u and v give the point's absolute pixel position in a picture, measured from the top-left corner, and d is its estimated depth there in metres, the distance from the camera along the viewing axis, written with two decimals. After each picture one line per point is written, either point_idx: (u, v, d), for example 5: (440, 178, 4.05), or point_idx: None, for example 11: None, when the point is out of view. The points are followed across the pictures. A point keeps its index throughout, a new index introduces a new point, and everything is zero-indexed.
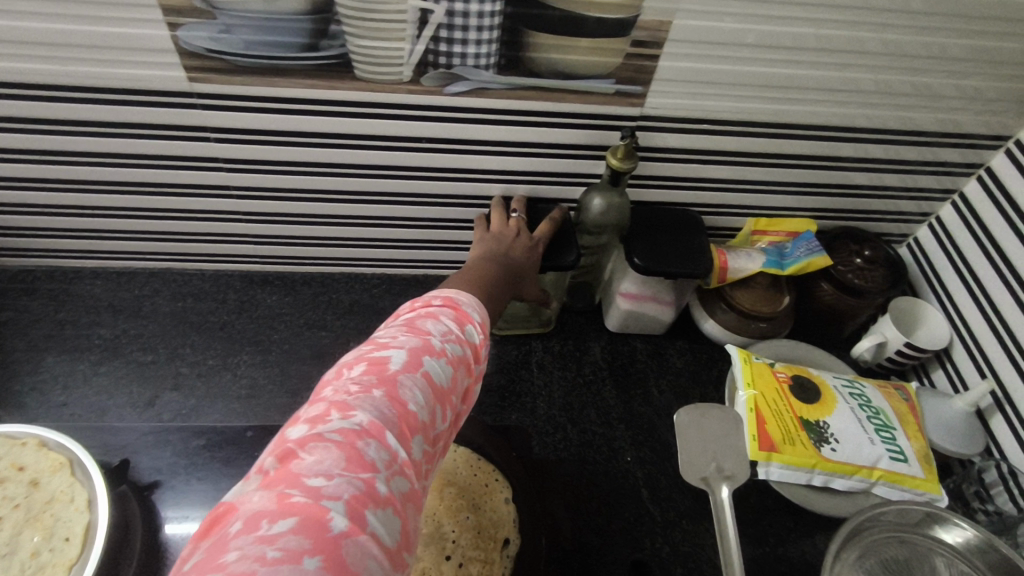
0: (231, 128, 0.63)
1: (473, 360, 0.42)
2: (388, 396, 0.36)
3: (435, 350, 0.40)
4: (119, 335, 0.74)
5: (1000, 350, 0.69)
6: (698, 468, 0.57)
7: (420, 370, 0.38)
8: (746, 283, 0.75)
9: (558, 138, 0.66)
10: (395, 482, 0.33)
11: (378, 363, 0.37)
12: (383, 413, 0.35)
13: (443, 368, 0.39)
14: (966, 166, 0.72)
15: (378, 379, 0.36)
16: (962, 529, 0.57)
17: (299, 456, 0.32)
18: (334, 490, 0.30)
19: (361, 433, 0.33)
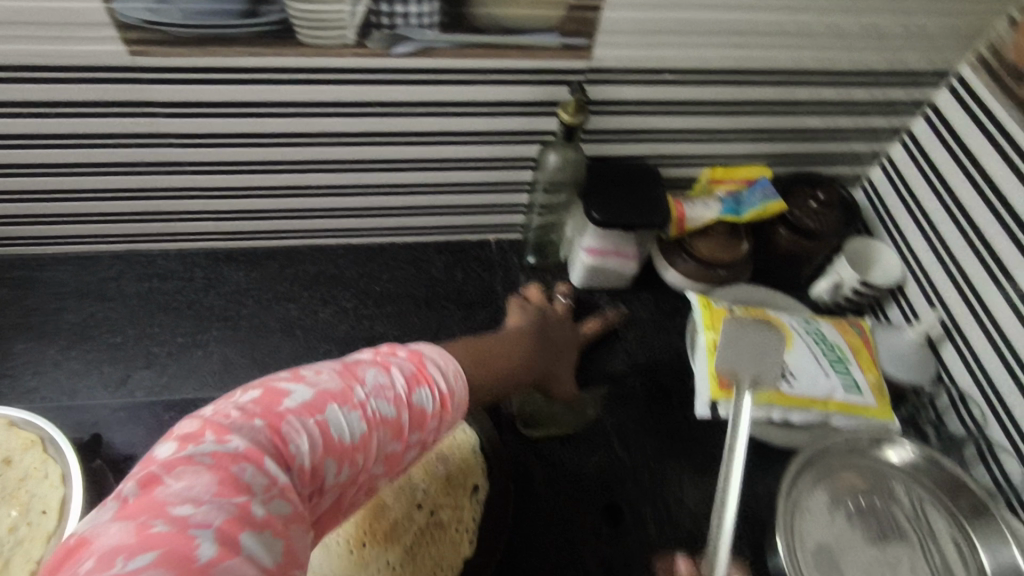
0: (178, 102, 0.63)
1: (394, 424, 0.46)
2: (271, 429, 0.42)
3: (346, 401, 0.45)
4: (86, 319, 0.75)
5: (948, 281, 0.72)
6: (734, 365, 0.62)
7: (317, 414, 0.44)
8: (705, 232, 0.76)
9: (509, 95, 0.66)
10: (272, 504, 0.39)
11: (273, 396, 0.44)
12: (262, 444, 0.41)
13: (342, 418, 0.44)
14: (912, 103, 0.74)
15: (263, 412, 0.43)
16: (903, 448, 0.63)
17: (167, 482, 0.37)
18: (202, 518, 0.36)
19: (237, 458, 0.39)
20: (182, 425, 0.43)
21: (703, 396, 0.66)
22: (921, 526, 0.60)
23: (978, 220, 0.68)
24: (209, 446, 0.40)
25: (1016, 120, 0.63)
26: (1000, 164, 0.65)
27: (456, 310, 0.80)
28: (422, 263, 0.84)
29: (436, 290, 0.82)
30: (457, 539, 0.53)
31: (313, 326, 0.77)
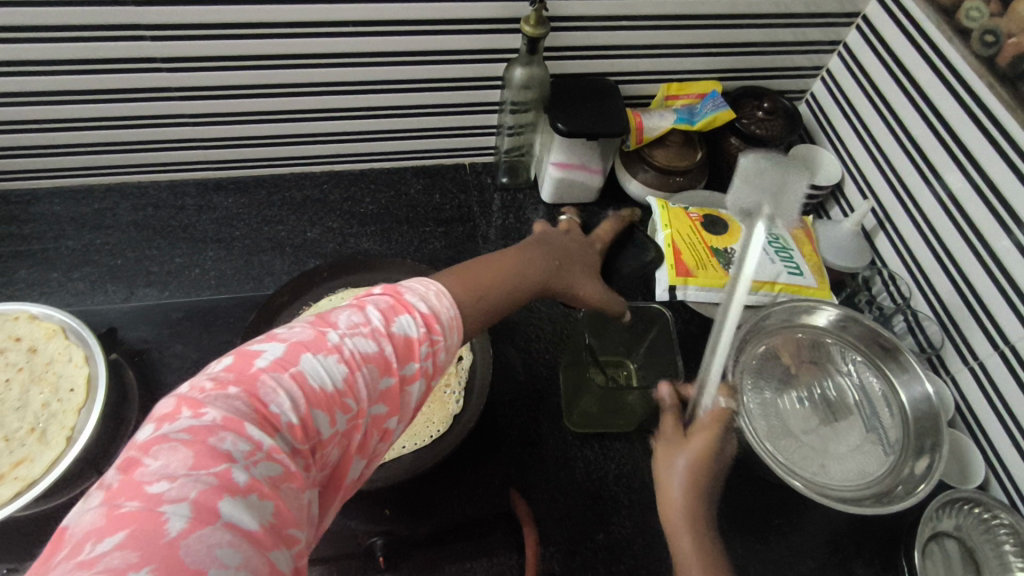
0: (165, 24, 0.67)
1: (378, 360, 0.43)
2: (247, 394, 0.38)
3: (323, 347, 0.42)
4: (86, 245, 0.79)
5: (880, 177, 0.80)
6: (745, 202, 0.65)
7: (291, 368, 0.40)
8: (661, 142, 0.83)
9: (474, 13, 0.71)
10: (258, 469, 0.35)
11: (244, 360, 0.40)
12: (238, 407, 0.37)
13: (320, 366, 0.41)
14: (845, 15, 0.80)
15: (237, 378, 0.39)
16: (825, 310, 0.71)
17: (144, 462, 0.33)
18: (177, 492, 0.32)
19: (214, 430, 0.35)
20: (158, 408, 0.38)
21: (662, 282, 0.73)
22: (854, 379, 0.69)
23: (905, 119, 0.75)
24: (186, 422, 0.36)
25: (933, 21, 0.70)
26: (922, 64, 0.71)
27: (436, 228, 0.86)
28: (401, 186, 0.89)
29: (417, 211, 0.87)
30: (445, 399, 0.61)
31: (303, 245, 0.82)
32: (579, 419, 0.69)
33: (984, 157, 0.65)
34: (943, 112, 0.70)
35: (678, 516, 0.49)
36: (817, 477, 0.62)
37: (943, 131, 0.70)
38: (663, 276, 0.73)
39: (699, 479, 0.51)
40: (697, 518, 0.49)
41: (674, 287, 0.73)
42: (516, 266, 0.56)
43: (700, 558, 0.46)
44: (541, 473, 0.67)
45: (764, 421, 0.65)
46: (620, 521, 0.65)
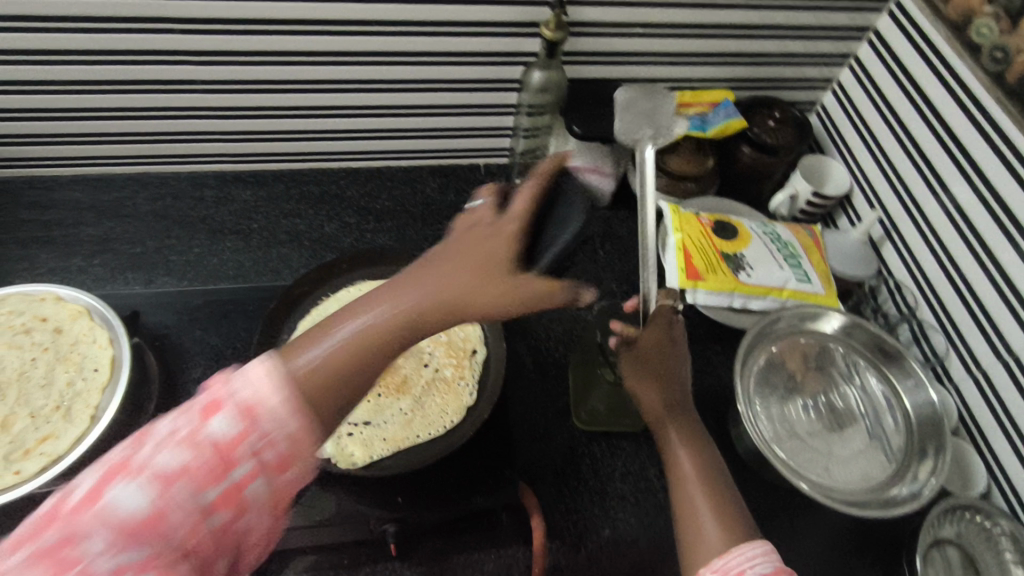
0: (194, 17, 0.69)
1: (211, 467, 0.34)
2: (54, 541, 0.32)
3: (130, 472, 0.33)
4: (107, 232, 0.81)
5: (887, 188, 0.81)
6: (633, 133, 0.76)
7: (97, 501, 0.33)
8: (674, 149, 0.84)
9: (495, 16, 0.73)
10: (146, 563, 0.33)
11: (55, 500, 0.33)
12: (44, 558, 0.31)
13: (127, 493, 0.33)
14: (856, 29, 0.82)
15: (41, 523, 0.32)
16: (830, 316, 0.72)
17: None
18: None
19: (64, 552, 0.31)
20: None
21: (672, 284, 0.74)
22: (858, 385, 0.70)
23: (913, 132, 0.77)
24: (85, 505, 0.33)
25: (944, 38, 0.71)
26: (932, 79, 0.73)
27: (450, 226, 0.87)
28: (416, 184, 0.91)
29: (431, 209, 0.89)
30: (459, 391, 0.63)
31: (319, 239, 0.84)
32: (589, 416, 0.71)
33: (991, 170, 0.67)
34: (951, 126, 0.71)
35: (673, 440, 0.54)
36: (822, 480, 0.63)
37: (951, 144, 0.71)
38: (673, 279, 0.74)
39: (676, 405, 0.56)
40: (689, 437, 0.54)
41: (683, 290, 0.74)
42: (485, 277, 0.40)
43: (702, 483, 0.50)
44: (549, 467, 0.68)
45: (770, 423, 0.66)
46: (625, 517, 0.66)
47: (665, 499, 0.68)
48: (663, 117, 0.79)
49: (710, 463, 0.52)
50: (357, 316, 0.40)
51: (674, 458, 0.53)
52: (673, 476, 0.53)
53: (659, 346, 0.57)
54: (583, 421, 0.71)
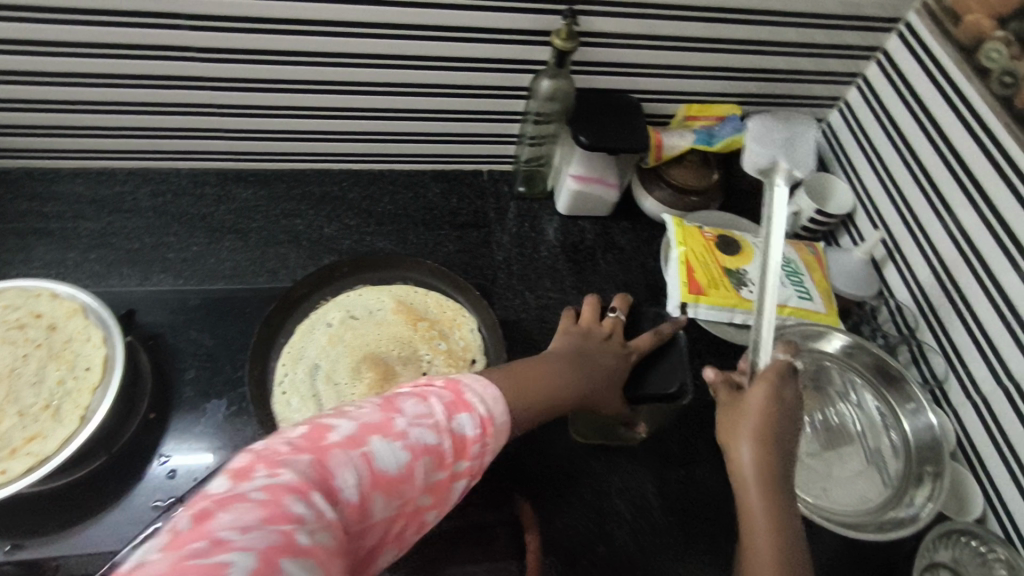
0: (203, 14, 0.68)
1: (445, 455, 0.47)
2: (319, 463, 0.42)
3: (391, 431, 0.46)
4: (105, 227, 0.80)
5: (891, 208, 0.81)
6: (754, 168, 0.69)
7: (362, 447, 0.44)
8: (679, 162, 0.84)
9: (505, 23, 0.73)
10: (313, 537, 0.38)
11: (318, 432, 0.43)
12: (307, 473, 0.41)
13: (387, 450, 0.45)
14: (865, 49, 0.82)
15: (311, 446, 0.43)
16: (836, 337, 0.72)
17: (217, 514, 0.37)
18: (243, 544, 0.35)
19: (287, 492, 0.39)
20: (242, 458, 0.43)
21: (674, 299, 0.74)
22: (859, 407, 0.70)
23: (918, 151, 0.76)
24: (262, 480, 0.40)
25: (952, 58, 0.71)
26: (940, 101, 0.73)
27: (452, 232, 0.87)
28: (419, 189, 0.90)
29: (433, 214, 0.88)
30: None
31: (319, 240, 0.83)
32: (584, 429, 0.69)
33: (997, 194, 0.67)
34: (956, 146, 0.71)
35: (755, 503, 0.49)
36: (818, 500, 0.63)
37: (955, 165, 0.71)
38: (675, 293, 0.74)
39: (769, 447, 0.51)
40: (774, 505, 0.49)
41: (685, 304, 0.73)
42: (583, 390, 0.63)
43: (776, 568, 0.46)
44: (545, 481, 0.67)
45: None
46: (620, 533, 0.66)
47: (660, 517, 0.67)
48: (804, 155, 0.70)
49: (790, 540, 0.48)
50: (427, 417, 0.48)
51: (744, 491, 0.50)
52: (746, 552, 0.48)
53: (767, 407, 0.53)
54: (582, 436, 0.70)
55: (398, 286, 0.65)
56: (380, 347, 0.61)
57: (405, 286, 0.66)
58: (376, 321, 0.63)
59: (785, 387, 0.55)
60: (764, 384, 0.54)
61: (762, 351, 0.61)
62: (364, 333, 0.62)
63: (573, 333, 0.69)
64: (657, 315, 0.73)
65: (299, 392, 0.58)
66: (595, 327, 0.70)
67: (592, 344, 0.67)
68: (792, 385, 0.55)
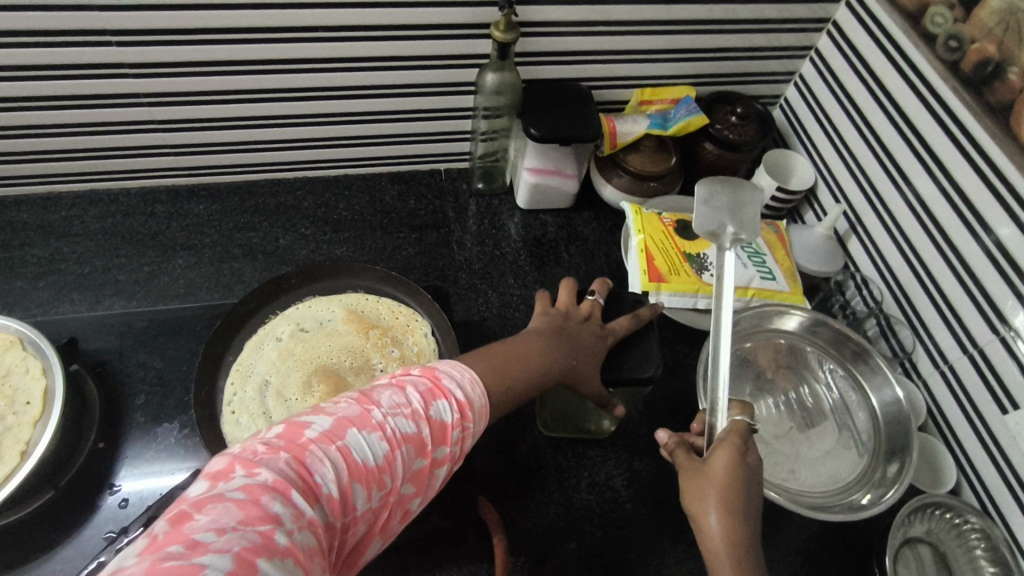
0: (131, 28, 0.66)
1: (422, 441, 0.46)
2: (297, 460, 0.40)
3: (369, 423, 0.44)
4: (53, 253, 0.78)
5: (851, 182, 0.80)
6: (711, 225, 0.66)
7: (339, 442, 0.43)
8: (635, 148, 0.83)
9: (444, 18, 0.71)
10: (295, 534, 0.36)
11: (296, 430, 0.42)
12: (288, 472, 0.39)
13: (364, 443, 0.43)
14: (816, 21, 0.81)
15: (288, 444, 0.41)
16: (795, 316, 0.71)
17: (195, 517, 0.35)
18: (223, 544, 0.33)
19: (266, 490, 0.38)
20: (214, 464, 0.40)
21: (634, 288, 0.73)
22: (826, 383, 0.69)
23: (873, 122, 0.76)
24: (238, 481, 0.38)
25: (899, 26, 0.70)
26: (892, 70, 0.72)
27: (410, 234, 0.85)
28: (375, 192, 0.89)
29: (391, 217, 0.87)
30: None
31: (274, 252, 0.81)
32: (550, 422, 0.69)
33: (951, 162, 0.66)
34: (908, 114, 0.70)
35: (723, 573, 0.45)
36: (787, 484, 0.62)
37: (908, 133, 0.71)
38: (635, 282, 0.73)
39: (735, 511, 0.47)
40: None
41: (646, 293, 0.72)
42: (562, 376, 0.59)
43: None
44: (513, 482, 0.66)
45: None
46: (591, 530, 0.65)
47: (631, 510, 0.67)
48: (753, 212, 0.67)
49: None
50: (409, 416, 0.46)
51: (716, 565, 0.46)
52: None
53: (733, 473, 0.49)
54: (548, 428, 0.70)
55: (349, 296, 0.64)
56: (331, 358, 0.60)
57: (356, 294, 0.65)
58: (327, 332, 0.61)
59: (749, 451, 0.51)
60: (726, 446, 0.50)
61: (719, 412, 0.56)
62: (315, 346, 0.60)
63: (548, 315, 0.63)
64: (637, 301, 0.69)
65: (248, 410, 0.56)
66: (572, 311, 0.65)
67: (569, 326, 0.62)
68: (753, 449, 0.51)
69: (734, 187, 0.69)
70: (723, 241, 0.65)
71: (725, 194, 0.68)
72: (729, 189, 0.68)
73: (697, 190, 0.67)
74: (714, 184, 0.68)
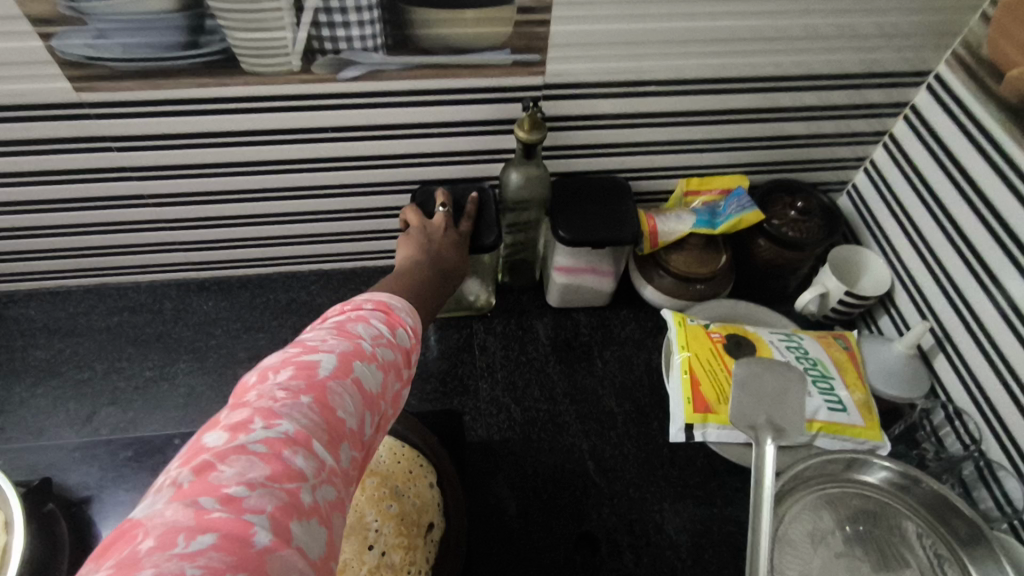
0: (131, 134, 0.62)
1: (403, 361, 0.43)
2: (315, 400, 0.35)
3: (365, 354, 0.39)
4: (55, 354, 0.74)
5: (937, 291, 0.68)
6: (748, 416, 0.55)
7: (350, 374, 0.38)
8: (680, 246, 0.74)
9: (464, 116, 0.64)
10: (321, 491, 0.33)
11: (306, 368, 0.36)
12: (310, 417, 0.34)
13: (369, 373, 0.39)
14: (892, 105, 0.70)
15: (306, 384, 0.36)
16: (880, 466, 0.59)
17: (218, 467, 0.31)
18: (256, 504, 0.30)
19: (290, 441, 0.33)
20: (228, 412, 0.35)
21: (676, 420, 0.63)
22: (904, 531, 0.57)
23: (963, 224, 0.64)
24: (260, 431, 0.33)
25: (996, 119, 0.59)
26: (986, 167, 0.60)
27: (428, 335, 0.78)
28: None
29: None
30: None
31: None
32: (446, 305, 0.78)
33: None
34: (1008, 222, 0.58)
35: None
36: None
37: (1010, 243, 0.58)
38: (678, 412, 0.63)
39: None
40: None
41: (691, 426, 0.62)
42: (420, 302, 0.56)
43: None
44: None
45: None
46: None
47: None
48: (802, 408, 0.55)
49: None
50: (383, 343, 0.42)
51: None
52: None
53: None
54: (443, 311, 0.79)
55: None
56: None
57: None
58: None
59: None
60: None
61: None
62: None
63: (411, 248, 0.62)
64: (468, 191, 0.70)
65: None
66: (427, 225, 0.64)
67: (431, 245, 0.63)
68: None
69: (788, 379, 0.57)
70: (764, 432, 0.53)
71: (769, 380, 0.57)
72: (777, 376, 0.57)
73: (736, 371, 0.58)
74: (755, 367, 0.58)
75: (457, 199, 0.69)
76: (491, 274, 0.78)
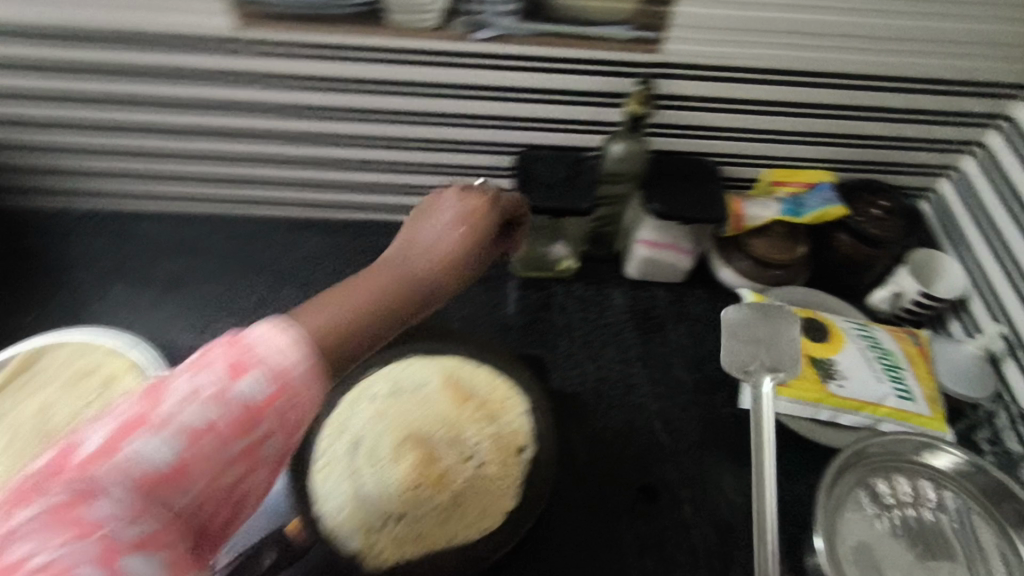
0: (280, 73, 0.69)
1: (268, 406, 0.33)
2: (102, 462, 0.31)
3: (200, 401, 0.32)
4: (179, 269, 0.83)
5: (1016, 299, 0.71)
6: (741, 361, 0.63)
7: (145, 430, 0.31)
8: (762, 232, 0.77)
9: (579, 86, 0.68)
10: (134, 531, 0.30)
11: (131, 416, 0.32)
12: (119, 473, 0.31)
13: (188, 417, 0.32)
14: (987, 116, 0.73)
15: (103, 448, 0.31)
16: (948, 453, 0.62)
17: (11, 519, 0.29)
18: (60, 561, 0.28)
19: (92, 490, 0.30)
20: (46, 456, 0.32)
21: None
22: (950, 511, 0.60)
23: None
24: (53, 488, 0.30)
25: None
26: None
27: (512, 291, 0.83)
28: None
29: (495, 272, 0.85)
30: (502, 490, 0.55)
31: None
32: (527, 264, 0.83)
33: None
34: None
35: None
36: None
37: None
38: None
39: None
40: None
41: None
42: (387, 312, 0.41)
43: None
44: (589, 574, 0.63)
45: (857, 568, 0.56)
46: None
47: None
48: (788, 342, 0.64)
49: None
50: (227, 389, 0.33)
51: None
52: None
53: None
54: (523, 268, 0.84)
55: (447, 359, 0.62)
56: (424, 425, 0.58)
57: (457, 357, 0.62)
58: (419, 399, 0.59)
59: None
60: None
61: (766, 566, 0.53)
62: (402, 412, 0.58)
63: (435, 234, 0.48)
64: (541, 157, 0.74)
65: (339, 468, 0.55)
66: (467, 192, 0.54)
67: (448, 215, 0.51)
68: None
69: (774, 315, 0.65)
70: (758, 375, 0.62)
71: (760, 321, 0.65)
72: (762, 314, 0.65)
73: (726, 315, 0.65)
74: (746, 311, 0.65)
75: (532, 166, 0.74)
76: (578, 241, 0.82)
